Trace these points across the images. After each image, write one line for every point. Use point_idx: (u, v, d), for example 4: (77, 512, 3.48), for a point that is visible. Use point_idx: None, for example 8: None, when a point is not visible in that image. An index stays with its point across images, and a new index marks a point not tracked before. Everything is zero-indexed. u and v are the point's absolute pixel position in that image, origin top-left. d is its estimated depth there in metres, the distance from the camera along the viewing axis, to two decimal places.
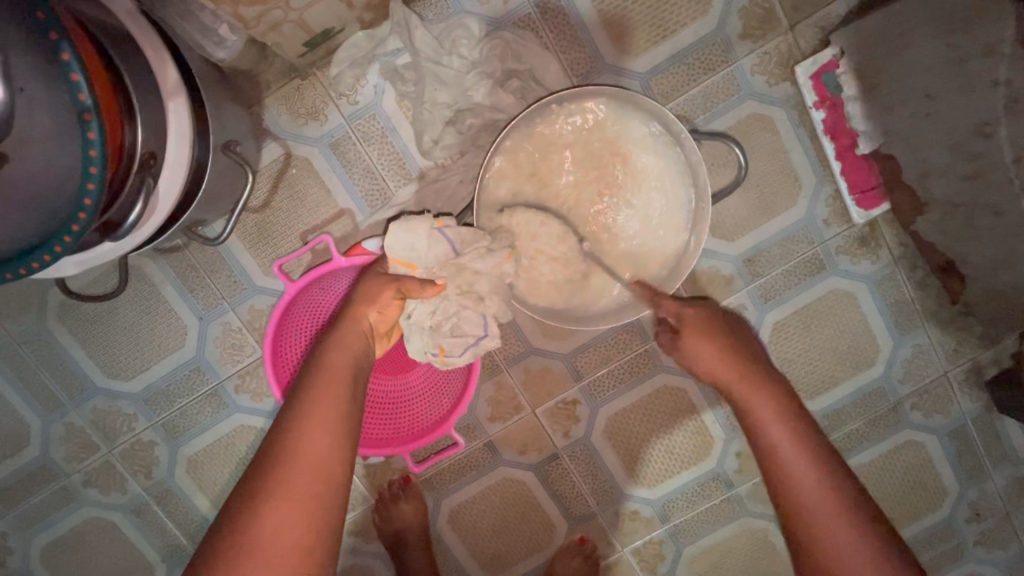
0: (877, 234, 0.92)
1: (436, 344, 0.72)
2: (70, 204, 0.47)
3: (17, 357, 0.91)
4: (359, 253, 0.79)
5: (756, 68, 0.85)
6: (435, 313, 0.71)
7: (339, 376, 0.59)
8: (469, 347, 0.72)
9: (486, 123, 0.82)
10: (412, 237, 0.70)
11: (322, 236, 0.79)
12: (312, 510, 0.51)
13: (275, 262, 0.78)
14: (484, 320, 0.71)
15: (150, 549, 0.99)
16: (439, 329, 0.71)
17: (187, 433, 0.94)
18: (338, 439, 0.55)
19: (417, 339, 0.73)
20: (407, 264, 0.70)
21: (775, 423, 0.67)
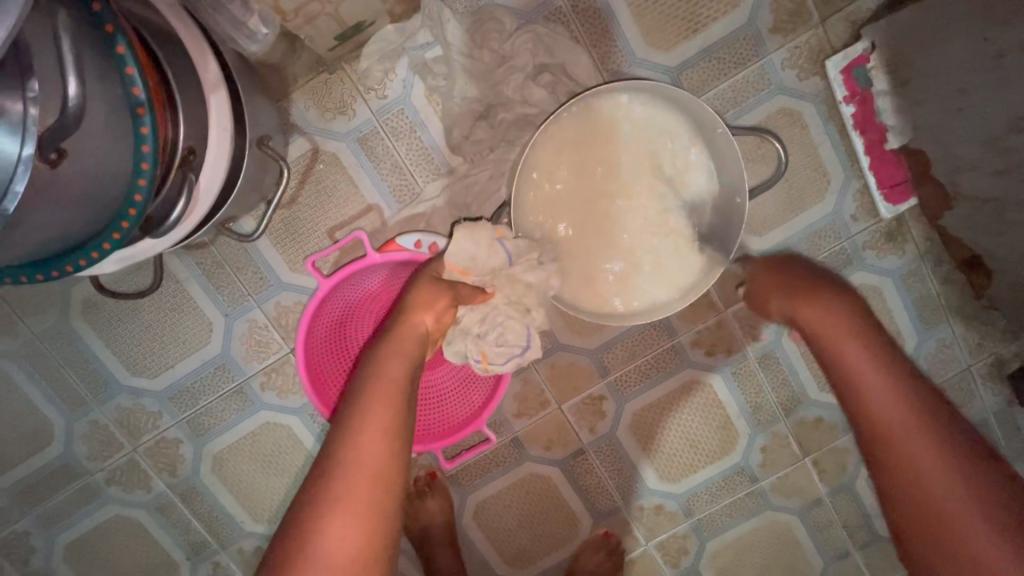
0: (904, 230, 0.92)
1: (481, 352, 0.76)
2: (121, 201, 0.47)
3: (40, 355, 0.90)
4: (392, 249, 0.78)
5: (787, 62, 0.85)
6: (484, 321, 0.75)
7: (395, 381, 0.58)
8: (509, 359, 0.77)
9: (516, 118, 0.82)
10: (475, 243, 0.72)
11: (356, 232, 0.77)
12: (368, 522, 0.50)
13: (309, 259, 0.77)
14: (527, 333, 0.77)
15: (175, 547, 0.98)
16: (486, 338, 0.75)
17: (212, 430, 0.94)
18: (393, 448, 0.54)
19: (458, 346, 0.76)
20: (460, 269, 0.72)
21: (886, 389, 0.58)
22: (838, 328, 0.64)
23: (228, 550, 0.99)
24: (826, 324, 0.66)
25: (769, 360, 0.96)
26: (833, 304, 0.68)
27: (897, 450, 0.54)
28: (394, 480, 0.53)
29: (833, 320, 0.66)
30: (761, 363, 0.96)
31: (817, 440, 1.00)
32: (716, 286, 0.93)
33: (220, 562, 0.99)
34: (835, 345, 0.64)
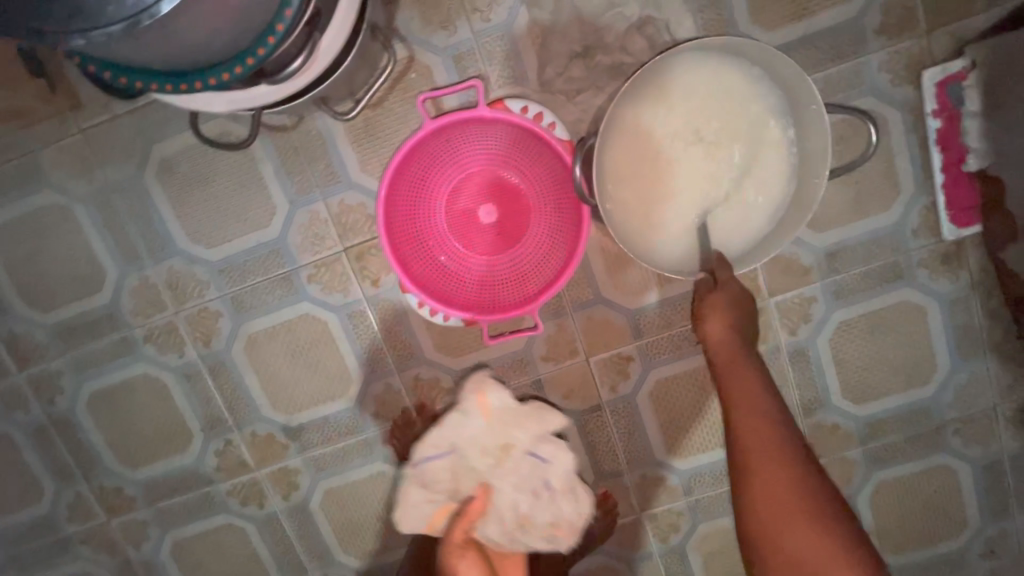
0: (962, 255, 0.92)
1: (550, 519, 0.94)
2: (262, 30, 0.51)
3: (109, 205, 0.93)
4: (501, 108, 0.80)
5: (884, 66, 0.86)
6: (513, 467, 0.93)
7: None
8: (542, 540, 0.94)
9: (613, 64, 0.84)
10: (432, 464, 0.94)
11: (472, 81, 0.80)
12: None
13: (423, 94, 0.80)
14: (551, 495, 0.94)
15: (192, 416, 1.02)
16: (407, 501, 0.94)
17: (253, 311, 0.97)
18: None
19: (406, 517, 0.94)
20: (447, 511, 0.94)
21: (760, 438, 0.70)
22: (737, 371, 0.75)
23: (242, 431, 1.02)
24: (723, 354, 0.76)
25: (799, 357, 0.97)
26: (730, 325, 0.76)
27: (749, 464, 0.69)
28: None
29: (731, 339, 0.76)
30: (791, 358, 0.97)
31: (828, 446, 1.01)
32: (765, 275, 0.94)
33: (232, 441, 1.03)
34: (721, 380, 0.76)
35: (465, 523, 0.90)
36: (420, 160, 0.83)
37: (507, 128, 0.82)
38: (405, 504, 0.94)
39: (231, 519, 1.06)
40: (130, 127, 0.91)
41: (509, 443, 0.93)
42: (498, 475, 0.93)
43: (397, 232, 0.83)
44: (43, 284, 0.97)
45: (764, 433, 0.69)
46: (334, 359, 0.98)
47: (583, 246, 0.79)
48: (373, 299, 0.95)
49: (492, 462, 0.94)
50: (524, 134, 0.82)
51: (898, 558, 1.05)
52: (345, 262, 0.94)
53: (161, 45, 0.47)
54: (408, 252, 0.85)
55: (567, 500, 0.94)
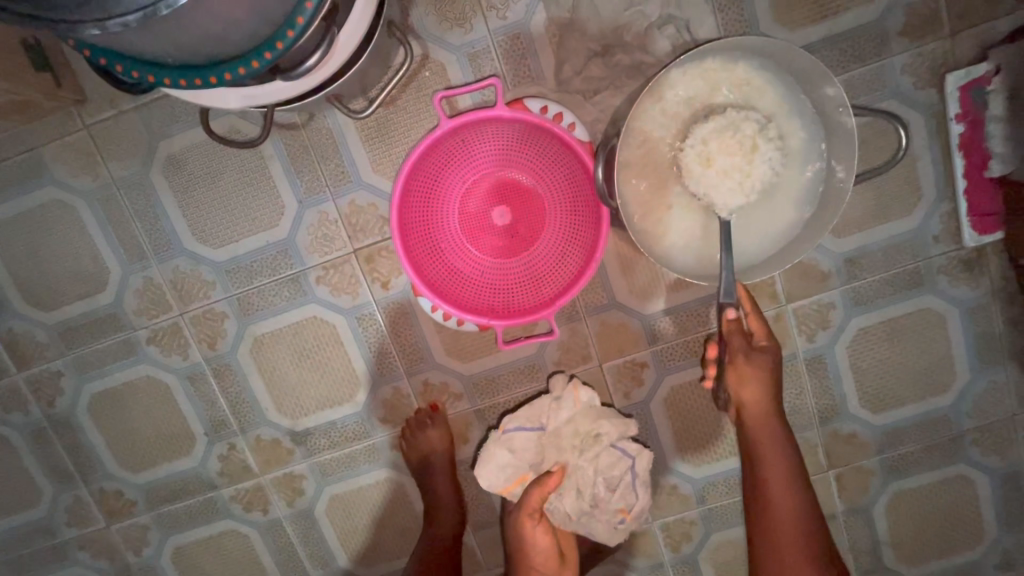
0: (983, 262, 0.90)
1: (621, 507, 0.88)
2: (281, 23, 0.49)
3: (113, 202, 0.91)
4: (520, 107, 0.78)
5: (907, 68, 0.84)
6: (597, 455, 0.87)
7: (572, 554, 0.91)
8: (609, 525, 0.90)
9: (631, 64, 0.82)
10: (522, 435, 0.90)
11: (491, 79, 0.77)
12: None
13: (439, 93, 0.78)
14: (631, 484, 0.88)
15: (196, 419, 1.00)
16: (490, 460, 0.89)
17: (259, 312, 0.95)
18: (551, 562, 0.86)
19: (485, 472, 0.89)
20: (525, 480, 0.89)
21: (783, 491, 0.78)
22: (768, 426, 0.80)
23: (246, 435, 1.00)
24: (758, 410, 0.79)
25: (816, 364, 0.95)
26: (763, 381, 0.79)
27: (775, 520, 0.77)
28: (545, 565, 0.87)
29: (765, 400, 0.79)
30: (808, 364, 0.95)
31: (844, 454, 0.99)
32: (783, 280, 0.92)
33: (236, 445, 1.01)
34: (752, 431, 0.81)
35: (543, 493, 0.83)
36: (434, 161, 0.81)
37: (524, 128, 0.80)
38: (487, 462, 0.89)
39: (234, 525, 1.04)
40: (137, 123, 0.88)
41: (597, 431, 0.87)
42: (580, 456, 0.87)
43: (410, 233, 0.81)
44: (45, 282, 0.95)
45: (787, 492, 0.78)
46: (342, 362, 0.96)
47: (603, 248, 0.77)
48: (382, 301, 0.93)
49: (580, 445, 0.88)
50: (542, 134, 0.79)
51: (914, 569, 1.03)
52: (355, 264, 0.92)
53: (177, 35, 0.45)
54: (421, 254, 0.83)
55: (642, 487, 0.89)
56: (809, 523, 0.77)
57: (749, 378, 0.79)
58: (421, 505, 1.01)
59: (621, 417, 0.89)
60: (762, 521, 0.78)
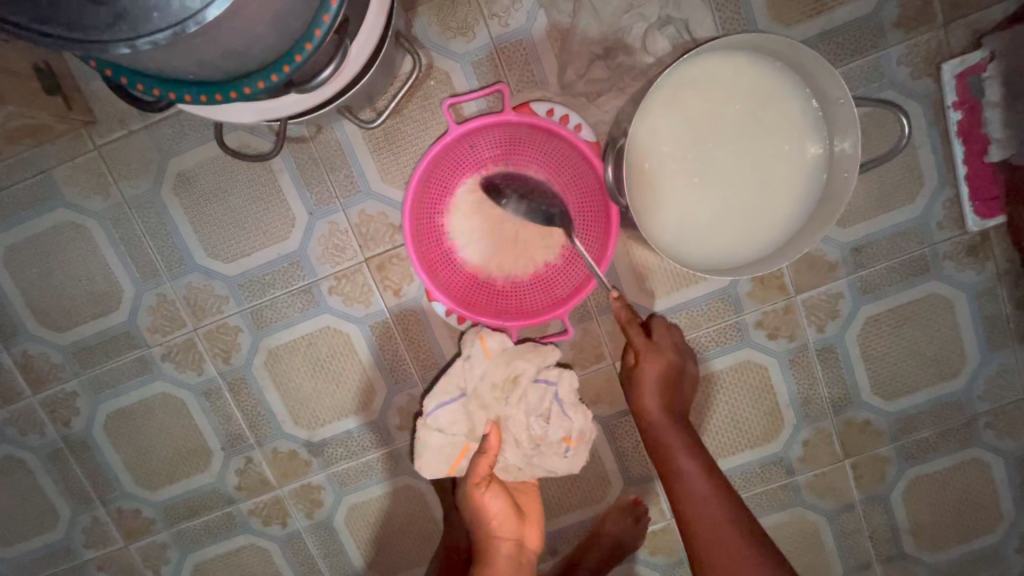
0: (988, 246, 0.91)
1: (564, 433, 0.85)
2: (299, 37, 0.50)
3: (125, 221, 0.92)
4: (525, 112, 0.80)
5: (903, 59, 0.86)
6: (523, 396, 0.84)
7: (534, 512, 0.90)
8: (561, 457, 0.86)
9: (634, 65, 0.83)
10: (444, 411, 0.87)
11: (498, 86, 0.79)
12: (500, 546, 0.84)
13: (447, 100, 0.79)
14: (562, 411, 0.85)
15: (212, 434, 1.00)
16: (425, 447, 0.87)
17: (273, 325, 0.95)
18: (501, 522, 0.84)
19: (425, 462, 0.87)
20: (468, 451, 0.87)
21: (702, 491, 0.81)
22: (667, 427, 0.85)
23: (262, 448, 1.00)
24: (656, 414, 0.85)
25: (827, 354, 0.96)
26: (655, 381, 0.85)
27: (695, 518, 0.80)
28: (502, 531, 0.84)
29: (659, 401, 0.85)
30: (820, 355, 0.96)
31: (859, 443, 0.99)
32: (790, 272, 0.93)
33: (252, 458, 1.01)
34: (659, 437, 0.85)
35: (488, 459, 0.84)
36: (444, 167, 0.82)
37: (531, 132, 0.81)
38: (424, 450, 0.87)
39: (253, 539, 1.04)
40: (147, 142, 0.90)
41: (515, 374, 0.84)
42: (507, 404, 0.85)
43: (422, 238, 0.82)
44: (58, 303, 0.95)
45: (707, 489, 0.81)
46: (356, 370, 0.97)
47: (614, 245, 0.79)
48: (396, 308, 0.94)
49: (502, 395, 0.85)
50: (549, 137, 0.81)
51: (934, 555, 1.03)
52: (366, 272, 0.93)
53: (202, 52, 0.46)
54: (435, 259, 0.84)
55: (574, 409, 0.86)
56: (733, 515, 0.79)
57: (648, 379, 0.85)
58: (440, 509, 1.02)
59: (536, 351, 0.85)
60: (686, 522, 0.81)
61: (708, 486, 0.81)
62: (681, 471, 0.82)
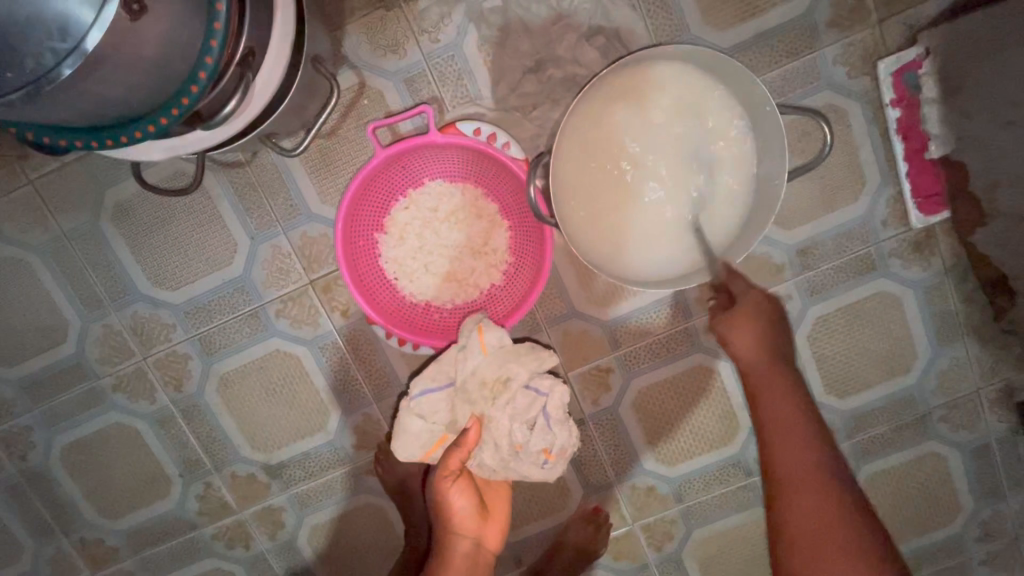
0: (933, 242, 0.91)
1: (543, 447, 0.80)
2: (184, 79, 0.50)
3: (65, 254, 0.91)
4: (453, 130, 0.79)
5: (839, 58, 0.85)
6: (511, 400, 0.79)
7: (499, 510, 0.88)
8: (538, 469, 0.83)
9: (566, 77, 0.82)
10: (430, 398, 0.83)
11: (422, 106, 0.77)
12: (459, 550, 0.82)
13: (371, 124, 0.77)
14: (548, 425, 0.81)
15: (170, 462, 1.00)
16: (403, 431, 0.84)
17: (223, 350, 0.95)
18: (465, 520, 0.83)
19: (402, 444, 0.84)
20: (446, 442, 0.85)
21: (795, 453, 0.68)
22: (772, 382, 0.75)
23: (221, 473, 1.00)
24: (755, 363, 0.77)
25: None
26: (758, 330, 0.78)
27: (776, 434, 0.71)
28: (462, 531, 0.83)
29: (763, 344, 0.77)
30: None
31: None
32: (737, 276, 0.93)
33: (212, 484, 1.01)
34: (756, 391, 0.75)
35: (464, 453, 0.80)
36: (376, 190, 0.82)
37: (461, 150, 0.80)
38: (401, 433, 0.84)
39: (219, 563, 1.04)
40: (82, 173, 0.89)
41: (507, 375, 0.80)
42: (493, 405, 0.80)
43: (359, 263, 0.82)
44: (4, 339, 0.95)
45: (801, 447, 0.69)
46: (310, 392, 0.96)
47: (549, 263, 0.78)
48: (344, 329, 0.94)
49: (490, 395, 0.80)
50: (479, 155, 0.80)
51: (896, 549, 1.04)
52: (312, 294, 0.92)
53: (76, 103, 0.47)
54: (375, 281, 0.84)
55: (559, 424, 0.82)
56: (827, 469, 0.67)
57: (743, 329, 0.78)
58: (401, 524, 1.02)
59: (531, 354, 0.82)
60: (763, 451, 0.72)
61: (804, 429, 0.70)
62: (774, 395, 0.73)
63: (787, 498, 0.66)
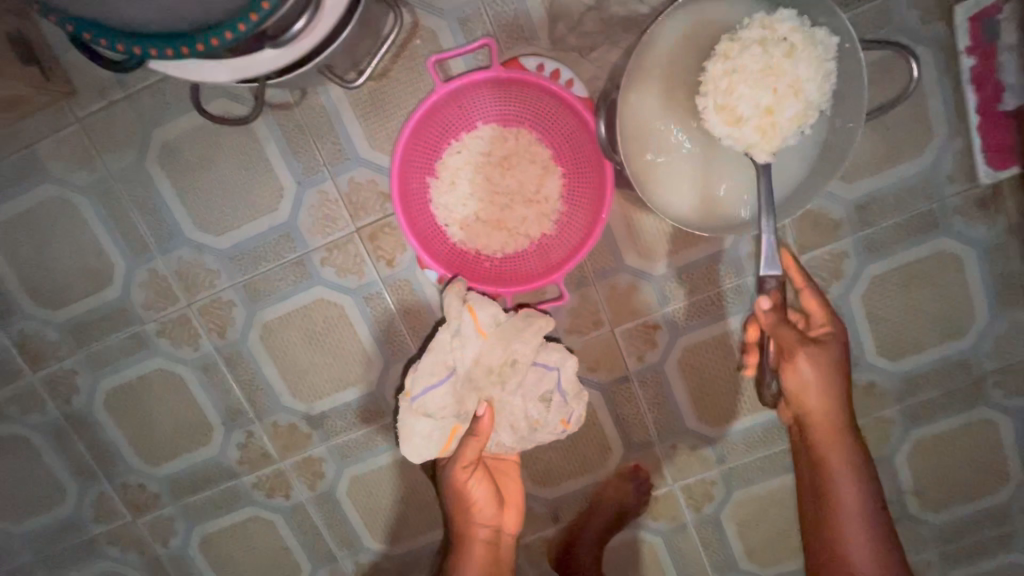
0: (1000, 199, 0.88)
1: (561, 418, 0.84)
2: None
3: (113, 196, 0.91)
4: (514, 67, 0.78)
5: (913, 1, 0.81)
6: (522, 380, 0.80)
7: (510, 491, 0.90)
8: (554, 435, 0.86)
9: (628, 17, 0.80)
10: (432, 396, 0.80)
11: (484, 39, 0.76)
12: (479, 540, 0.85)
13: (432, 57, 0.76)
14: (562, 398, 0.84)
15: (213, 410, 1.00)
16: (412, 433, 0.80)
17: (268, 297, 0.94)
18: (484, 509, 0.85)
19: (412, 447, 0.81)
20: (457, 432, 0.81)
21: (848, 493, 0.74)
22: (832, 426, 0.76)
23: (263, 422, 1.00)
24: (820, 406, 0.75)
25: None
26: (824, 372, 0.73)
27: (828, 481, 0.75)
28: (481, 520, 0.85)
29: (826, 389, 0.74)
30: None
31: (863, 405, 0.98)
32: (792, 232, 0.91)
33: (253, 432, 1.01)
34: (816, 434, 0.77)
35: (480, 445, 0.79)
36: (432, 127, 0.80)
37: (520, 87, 0.79)
38: (411, 436, 0.80)
39: (258, 511, 1.05)
40: (128, 113, 0.87)
41: (513, 357, 0.79)
42: (505, 389, 0.80)
43: (411, 202, 0.81)
44: (51, 281, 0.95)
45: (849, 481, 0.74)
46: (353, 342, 0.96)
47: (608, 206, 0.77)
48: (389, 279, 0.92)
49: (499, 379, 0.80)
50: (539, 94, 0.78)
51: (940, 516, 1.02)
52: (358, 242, 0.91)
53: None
54: (425, 223, 0.83)
55: (573, 395, 0.85)
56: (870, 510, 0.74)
57: (807, 374, 0.73)
58: None
59: (537, 327, 0.81)
60: (813, 486, 0.78)
61: (852, 468, 0.75)
62: (824, 440, 0.76)
63: (833, 536, 0.74)
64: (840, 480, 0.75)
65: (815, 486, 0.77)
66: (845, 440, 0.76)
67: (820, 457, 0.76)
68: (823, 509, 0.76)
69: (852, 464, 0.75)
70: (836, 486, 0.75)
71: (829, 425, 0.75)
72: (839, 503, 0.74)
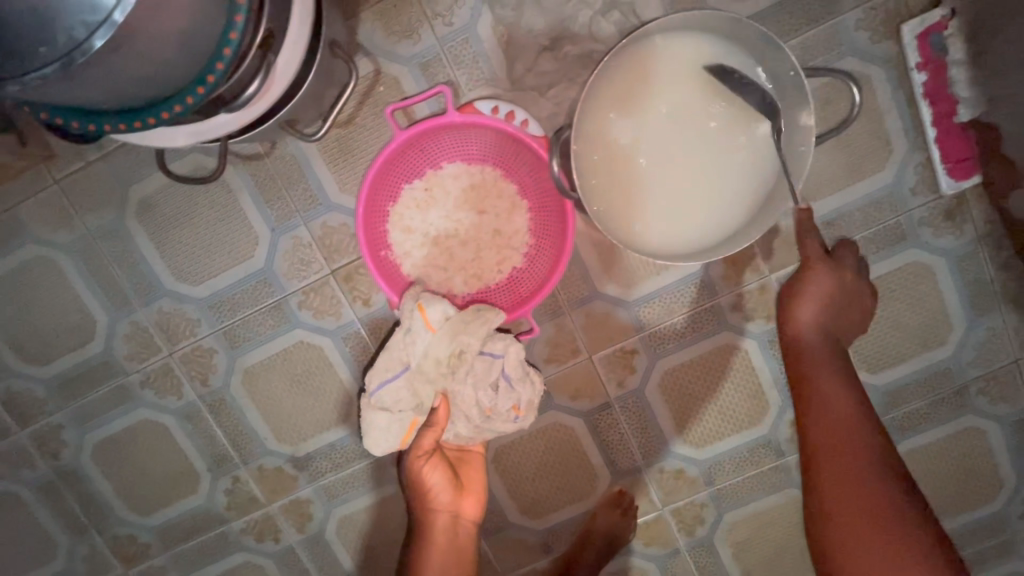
0: (965, 209, 0.88)
1: (513, 404, 0.78)
2: (208, 57, 0.50)
3: (93, 252, 0.92)
4: (471, 110, 0.80)
5: (861, 23, 0.83)
6: (469, 369, 0.77)
7: (477, 483, 0.86)
8: (512, 425, 0.81)
9: (583, 54, 0.82)
10: (387, 391, 0.79)
11: (439, 86, 0.78)
12: (440, 529, 0.81)
13: (389, 106, 0.78)
14: (510, 384, 0.78)
15: (198, 457, 1.01)
16: (371, 427, 0.80)
17: (248, 343, 0.95)
18: (443, 497, 0.82)
19: (372, 439, 0.81)
20: (417, 424, 0.80)
21: (858, 444, 0.68)
22: (823, 363, 0.75)
23: (248, 467, 1.01)
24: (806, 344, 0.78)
25: None
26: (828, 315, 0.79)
27: (822, 418, 0.71)
28: (440, 509, 0.82)
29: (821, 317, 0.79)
30: None
31: None
32: (762, 252, 0.91)
33: (240, 477, 1.01)
34: (805, 372, 0.76)
35: (434, 433, 0.77)
36: (394, 172, 0.82)
37: (477, 129, 0.81)
38: (370, 430, 0.80)
39: (248, 557, 1.05)
40: (105, 171, 0.90)
41: (460, 348, 0.77)
42: (455, 379, 0.77)
43: (376, 246, 0.82)
44: (35, 338, 0.96)
45: (850, 427, 0.70)
46: (333, 383, 0.96)
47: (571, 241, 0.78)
48: (366, 318, 0.93)
49: (449, 369, 0.77)
50: (497, 134, 0.81)
51: None
52: (334, 284, 0.92)
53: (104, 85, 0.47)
54: (392, 264, 0.85)
55: (521, 381, 0.79)
56: (882, 465, 0.67)
57: (803, 310, 0.79)
58: None
59: (479, 321, 0.79)
60: (814, 434, 0.71)
61: (854, 416, 0.71)
62: (815, 373, 0.75)
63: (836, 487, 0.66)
64: (833, 421, 0.70)
65: (815, 441, 0.71)
66: (847, 383, 0.73)
67: (812, 402, 0.73)
68: (822, 460, 0.69)
69: (860, 412, 0.71)
70: (834, 432, 0.70)
71: (812, 356, 0.76)
72: (839, 445, 0.69)
